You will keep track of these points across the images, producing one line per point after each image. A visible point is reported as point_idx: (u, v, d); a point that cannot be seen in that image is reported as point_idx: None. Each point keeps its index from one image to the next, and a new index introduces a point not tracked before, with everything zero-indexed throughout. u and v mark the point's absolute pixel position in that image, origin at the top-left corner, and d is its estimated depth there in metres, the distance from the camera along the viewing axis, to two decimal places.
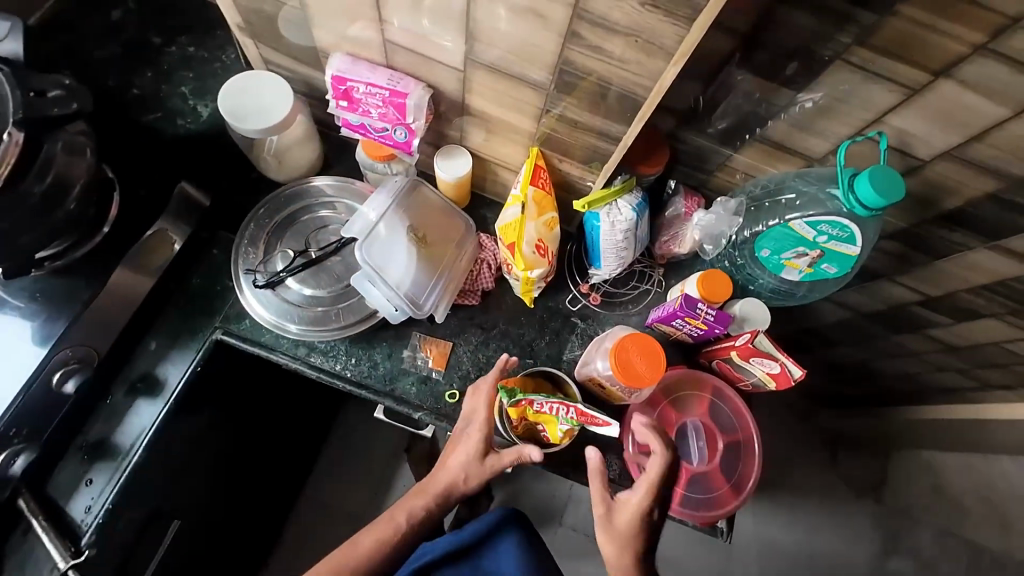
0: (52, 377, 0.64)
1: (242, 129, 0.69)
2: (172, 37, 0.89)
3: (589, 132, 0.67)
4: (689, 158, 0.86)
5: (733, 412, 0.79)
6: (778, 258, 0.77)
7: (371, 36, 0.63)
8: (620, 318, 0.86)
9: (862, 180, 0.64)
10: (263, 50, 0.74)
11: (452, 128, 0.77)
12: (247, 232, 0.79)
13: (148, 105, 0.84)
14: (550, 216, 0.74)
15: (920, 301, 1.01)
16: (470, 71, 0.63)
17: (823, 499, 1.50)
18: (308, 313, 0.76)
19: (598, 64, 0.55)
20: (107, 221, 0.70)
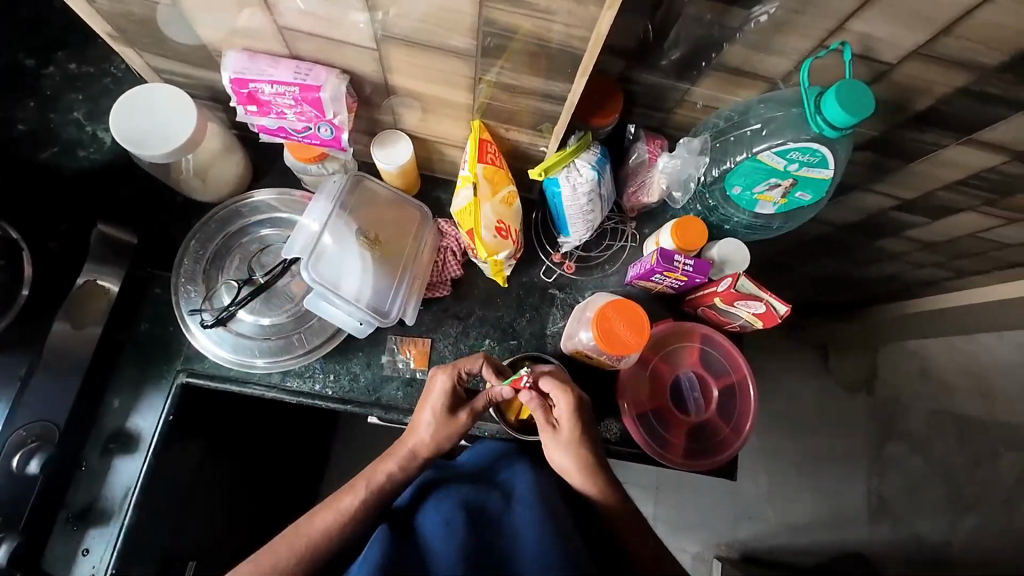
0: (11, 461, 0.61)
1: (145, 155, 0.62)
2: (47, 56, 0.77)
3: (531, 94, 0.60)
4: (645, 98, 0.80)
5: (724, 356, 0.78)
6: (751, 193, 0.73)
7: (263, 25, 0.55)
8: (598, 281, 0.83)
9: (828, 99, 0.59)
10: (148, 58, 0.65)
11: (382, 112, 0.69)
12: (184, 269, 0.72)
13: (39, 141, 0.74)
14: (505, 192, 0.68)
15: (897, 206, 0.98)
16: (385, 48, 0.56)
17: (822, 405, 1.55)
18: (272, 342, 0.72)
19: (526, 20, 0.49)
20: (24, 282, 0.63)
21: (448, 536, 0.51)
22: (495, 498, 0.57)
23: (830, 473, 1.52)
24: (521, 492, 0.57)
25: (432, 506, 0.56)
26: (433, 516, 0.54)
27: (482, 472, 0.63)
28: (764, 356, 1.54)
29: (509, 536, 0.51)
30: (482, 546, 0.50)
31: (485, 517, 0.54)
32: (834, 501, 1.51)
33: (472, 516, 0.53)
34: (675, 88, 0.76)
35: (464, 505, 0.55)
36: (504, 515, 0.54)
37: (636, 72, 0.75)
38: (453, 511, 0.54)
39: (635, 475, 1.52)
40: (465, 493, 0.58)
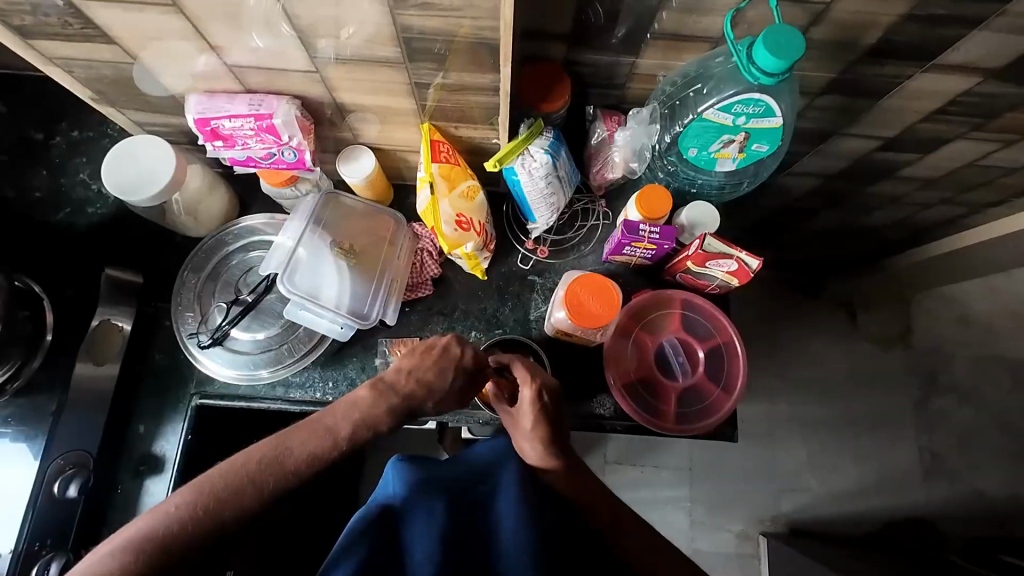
0: (53, 487, 0.68)
1: (136, 201, 0.69)
2: (54, 127, 0.86)
3: (469, 90, 0.64)
4: (595, 78, 0.81)
5: (708, 320, 0.78)
6: (708, 153, 0.74)
7: (216, 67, 0.60)
8: (575, 262, 0.85)
9: (758, 49, 0.60)
10: (129, 114, 0.72)
11: (342, 130, 0.73)
12: (184, 297, 0.79)
13: (53, 204, 0.83)
14: (463, 186, 0.71)
15: (880, 145, 0.93)
16: (325, 70, 0.60)
17: (850, 364, 1.49)
18: (271, 355, 0.77)
19: (441, 20, 0.52)
20: (47, 328, 0.72)
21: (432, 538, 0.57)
22: (478, 489, 0.63)
23: (870, 434, 1.46)
24: (503, 484, 0.62)
25: (416, 502, 0.60)
26: (419, 512, 0.59)
27: (467, 460, 0.66)
28: (782, 321, 1.50)
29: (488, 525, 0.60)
30: (463, 539, 0.59)
31: (469, 508, 0.61)
32: (878, 461, 1.45)
33: (457, 511, 0.60)
34: (621, 63, 0.77)
35: (447, 497, 0.61)
36: (485, 505, 0.61)
37: (580, 53, 0.76)
38: (439, 508, 0.60)
39: (663, 459, 1.46)
40: (451, 487, 0.62)
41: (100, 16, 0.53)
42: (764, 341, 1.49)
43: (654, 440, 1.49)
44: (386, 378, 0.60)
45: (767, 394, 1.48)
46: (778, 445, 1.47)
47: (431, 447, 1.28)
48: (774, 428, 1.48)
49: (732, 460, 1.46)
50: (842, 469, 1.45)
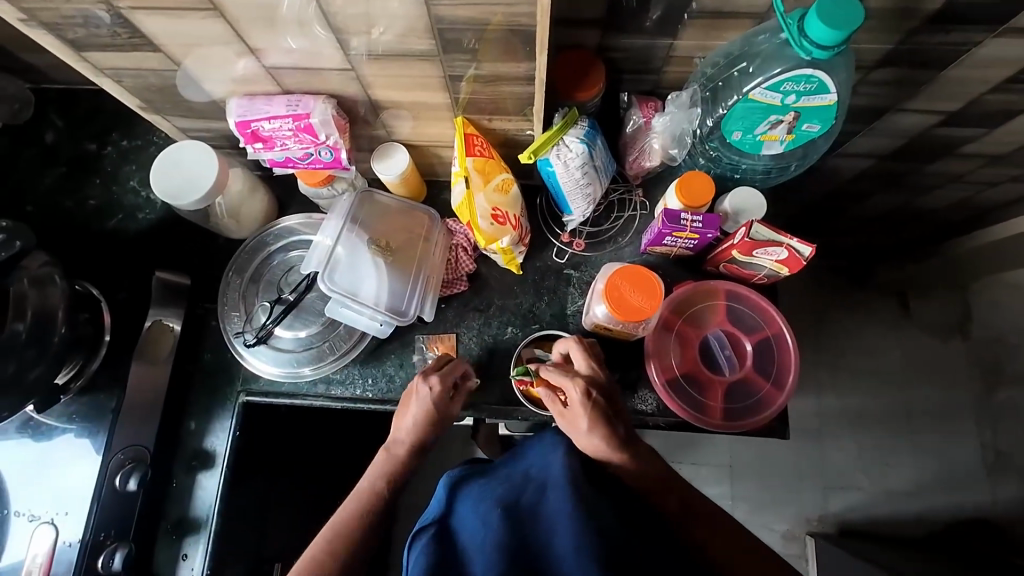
0: (114, 480, 0.70)
1: (182, 205, 0.71)
2: (105, 138, 0.90)
3: (504, 80, 0.62)
4: (629, 64, 0.79)
5: (755, 311, 0.75)
6: (753, 136, 0.71)
7: (255, 70, 0.61)
8: (612, 254, 0.83)
9: (811, 20, 0.56)
10: (174, 121, 0.74)
11: (376, 128, 0.74)
12: (229, 298, 0.81)
13: (107, 211, 0.87)
14: (498, 180, 0.70)
15: (942, 121, 0.87)
16: (360, 67, 0.60)
17: (905, 356, 1.40)
18: (311, 353, 0.78)
19: (475, 9, 0.51)
20: (106, 330, 0.75)
21: (487, 536, 0.52)
22: (529, 491, 0.58)
23: (929, 430, 1.37)
24: (554, 481, 0.57)
25: (470, 509, 0.58)
26: (472, 518, 0.56)
27: (519, 468, 0.64)
28: (828, 312, 1.42)
29: (542, 527, 0.52)
30: (518, 542, 0.51)
31: (521, 511, 0.55)
32: (938, 460, 1.36)
33: (508, 514, 0.55)
34: (658, 46, 0.74)
35: (501, 504, 0.56)
36: (537, 507, 0.55)
37: (614, 38, 0.74)
38: (490, 511, 0.56)
39: (702, 456, 1.41)
40: (500, 493, 0.59)
41: (147, 24, 0.55)
42: (809, 333, 1.42)
43: (694, 437, 1.44)
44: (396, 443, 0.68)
45: (814, 389, 1.42)
46: (826, 441, 1.40)
47: (467, 444, 1.29)
48: (822, 423, 1.41)
49: (777, 457, 1.41)
50: (897, 467, 1.37)
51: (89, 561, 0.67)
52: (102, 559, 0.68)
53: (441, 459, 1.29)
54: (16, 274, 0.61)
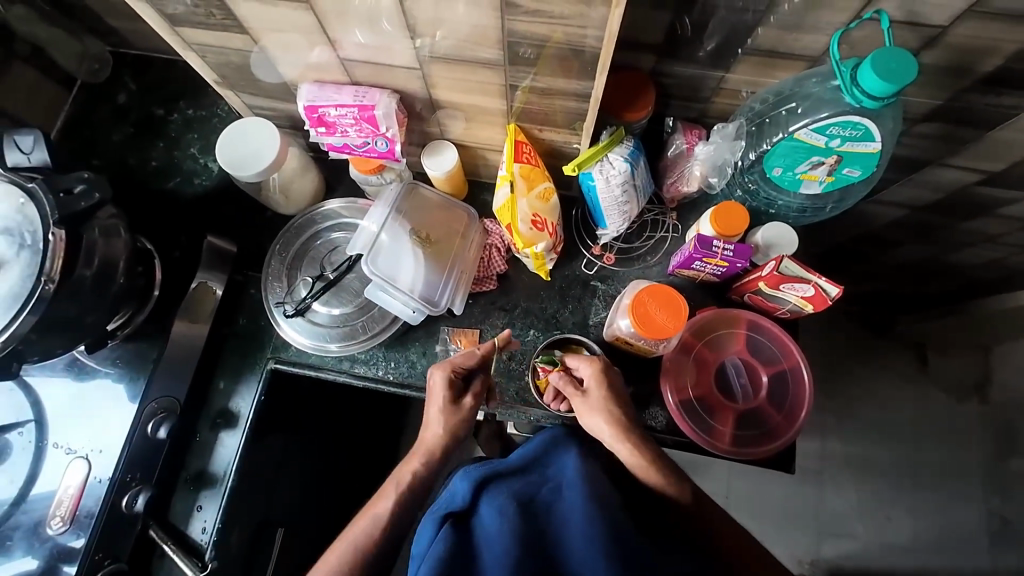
0: (147, 427, 0.75)
1: (242, 177, 0.75)
2: (173, 104, 0.96)
3: (561, 95, 0.65)
4: (680, 90, 0.81)
5: (774, 343, 0.76)
6: (793, 174, 0.72)
7: (330, 59, 0.66)
8: (640, 272, 0.85)
9: (865, 70, 0.58)
10: (244, 97, 0.79)
11: (430, 125, 0.77)
12: (271, 269, 0.85)
13: (166, 173, 0.92)
14: (542, 188, 0.73)
15: (982, 180, 0.87)
16: (428, 68, 0.64)
17: (917, 410, 1.39)
18: (341, 330, 0.82)
19: (545, 26, 0.54)
20: (155, 284, 0.79)
21: (504, 528, 0.57)
22: (545, 489, 0.62)
23: (934, 487, 1.36)
24: (569, 478, 0.62)
25: (488, 502, 0.61)
26: (489, 510, 0.60)
27: (535, 460, 0.67)
28: (842, 355, 1.42)
29: (557, 525, 0.57)
30: (533, 535, 0.56)
31: (537, 508, 0.59)
32: (940, 519, 1.34)
33: (523, 508, 0.59)
34: (710, 76, 0.77)
35: (517, 499, 0.60)
36: (553, 504, 0.60)
37: (668, 64, 0.77)
38: (507, 502, 0.60)
39: (700, 483, 1.41)
40: (516, 486, 0.63)
41: (241, 8, 0.59)
42: (822, 374, 1.42)
43: (694, 462, 1.44)
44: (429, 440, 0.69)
45: (821, 431, 1.41)
46: (828, 485, 1.39)
47: (468, 440, 1.31)
48: (825, 465, 1.40)
49: (775, 495, 1.40)
50: (895, 520, 1.36)
51: (115, 498, 0.72)
52: (126, 499, 0.72)
53: None
54: (90, 223, 0.65)
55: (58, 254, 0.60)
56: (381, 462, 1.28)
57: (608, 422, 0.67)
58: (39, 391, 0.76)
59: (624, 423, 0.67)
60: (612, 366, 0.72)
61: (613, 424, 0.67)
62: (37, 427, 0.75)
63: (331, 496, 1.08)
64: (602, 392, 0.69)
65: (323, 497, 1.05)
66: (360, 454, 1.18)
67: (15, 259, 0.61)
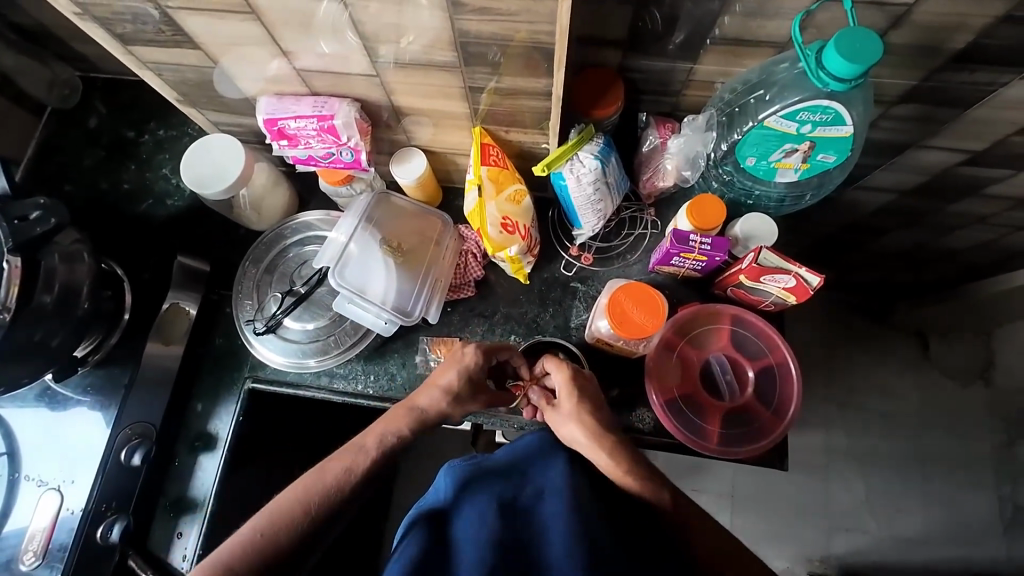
0: (120, 455, 0.73)
1: (208, 195, 0.74)
2: (144, 126, 0.95)
3: (524, 94, 0.64)
4: (650, 85, 0.80)
5: (760, 338, 0.74)
6: (767, 163, 0.71)
7: (287, 71, 0.65)
8: (620, 271, 0.83)
9: (828, 53, 0.57)
10: (209, 115, 0.78)
11: (397, 132, 0.76)
12: (244, 286, 0.84)
13: (138, 196, 0.91)
14: (511, 190, 0.72)
15: (966, 160, 0.85)
16: (385, 74, 0.63)
17: (920, 397, 1.36)
18: (317, 345, 0.80)
19: (496, 24, 0.53)
20: (126, 308, 0.76)
21: (483, 533, 0.53)
22: (526, 492, 0.58)
23: (942, 476, 1.33)
24: (552, 484, 0.58)
25: (467, 504, 0.57)
26: (468, 513, 0.56)
27: (520, 461, 0.62)
28: (840, 346, 1.39)
29: (539, 531, 0.53)
30: (512, 544, 0.52)
31: (517, 514, 0.55)
32: (951, 508, 1.31)
33: (505, 513, 0.55)
34: (679, 69, 0.75)
35: (499, 503, 0.56)
36: (534, 509, 0.56)
37: (635, 59, 0.75)
38: (486, 505, 0.56)
39: (703, 483, 1.38)
40: (500, 487, 0.59)
41: (189, 22, 0.58)
42: (820, 366, 1.39)
43: (695, 462, 1.41)
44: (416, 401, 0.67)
45: (823, 424, 1.38)
46: (833, 479, 1.36)
47: (462, 451, 1.29)
48: (829, 459, 1.37)
49: (780, 492, 1.37)
50: (905, 512, 1.33)
51: (89, 530, 0.70)
52: (101, 529, 0.71)
53: (437, 462, 1.29)
54: (49, 248, 0.64)
55: (12, 281, 0.58)
56: None
57: (582, 430, 0.63)
58: (10, 423, 0.75)
59: (602, 430, 0.63)
60: (587, 375, 0.69)
61: (589, 431, 0.63)
62: (10, 460, 0.73)
63: None
64: (567, 403, 0.66)
65: None
66: None
67: None
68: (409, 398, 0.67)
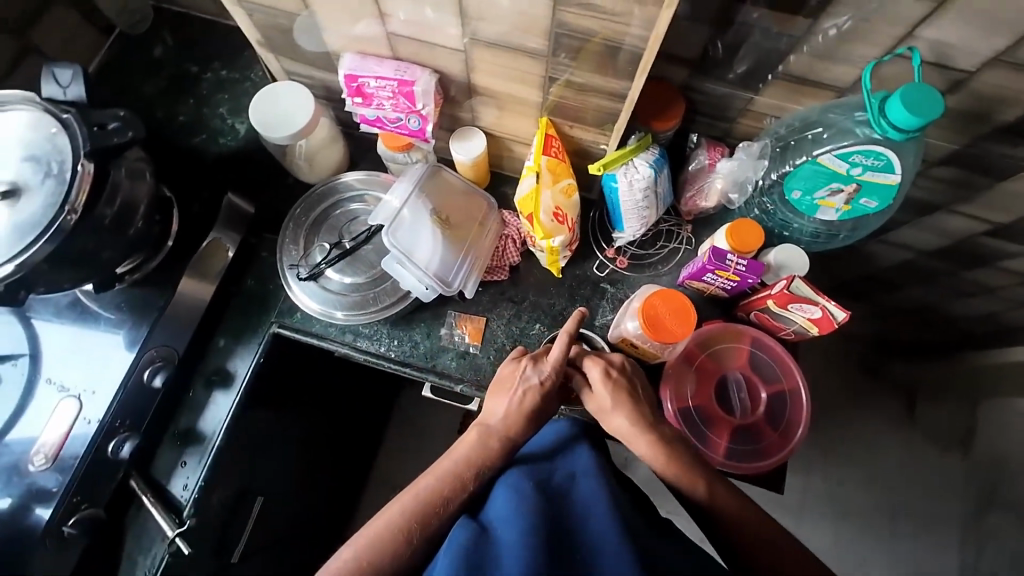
0: (143, 374, 0.73)
1: (272, 138, 0.76)
2: (207, 64, 0.97)
3: (597, 93, 0.67)
4: (708, 107, 0.83)
5: (776, 363, 0.77)
6: (812, 198, 0.74)
7: (376, 32, 0.67)
8: (650, 279, 0.86)
9: (893, 102, 0.61)
10: (284, 62, 0.80)
11: (463, 110, 0.78)
12: (287, 232, 0.85)
13: (193, 130, 0.92)
14: (566, 183, 0.75)
15: (989, 231, 0.88)
16: (471, 51, 0.66)
17: (900, 456, 1.40)
18: (350, 299, 0.82)
19: (592, 21, 0.56)
20: (171, 234, 0.78)
21: (523, 505, 0.56)
22: (558, 475, 0.62)
23: (910, 535, 1.36)
24: (582, 467, 0.63)
25: (502, 485, 0.60)
26: (504, 494, 0.58)
27: (547, 450, 0.66)
28: (832, 392, 1.43)
29: (577, 509, 0.57)
30: (554, 518, 0.55)
31: (553, 492, 0.59)
32: (913, 567, 1.34)
33: (540, 491, 0.58)
34: (740, 97, 0.79)
35: (535, 483, 0.59)
36: (569, 489, 0.60)
37: (700, 80, 0.79)
38: (522, 483, 0.59)
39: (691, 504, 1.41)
40: (531, 471, 0.62)
41: None
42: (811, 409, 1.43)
43: None
44: (489, 423, 0.67)
45: (803, 465, 1.42)
46: (806, 521, 1.39)
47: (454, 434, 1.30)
48: (805, 501, 1.40)
49: None
50: (869, 564, 1.36)
51: (102, 442, 0.70)
52: (113, 444, 0.71)
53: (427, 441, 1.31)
54: (118, 162, 0.65)
55: (83, 186, 0.60)
56: (363, 446, 1.27)
57: (629, 419, 0.65)
58: (39, 327, 0.75)
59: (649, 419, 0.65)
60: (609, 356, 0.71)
61: (634, 421, 0.65)
62: (31, 362, 0.73)
63: (313, 473, 1.07)
64: (610, 397, 0.67)
65: (303, 474, 1.03)
66: (346, 435, 1.17)
67: (39, 186, 0.61)
68: (480, 424, 0.68)
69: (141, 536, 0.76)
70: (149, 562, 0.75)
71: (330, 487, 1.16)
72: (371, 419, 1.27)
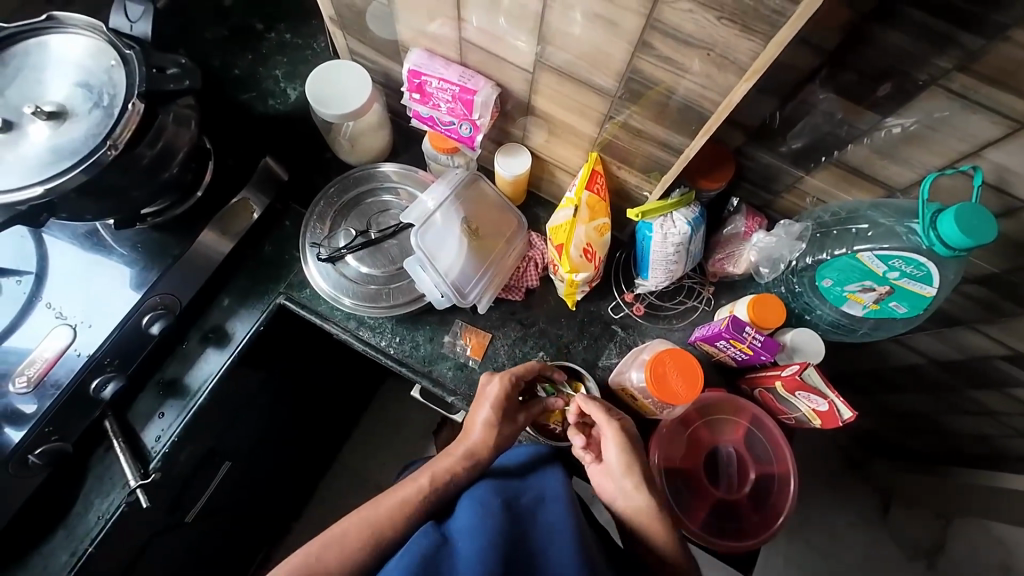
0: (142, 319, 0.72)
1: (323, 113, 0.76)
2: (273, 24, 0.97)
3: (652, 141, 0.66)
4: (756, 175, 0.83)
5: (770, 445, 0.76)
6: (841, 290, 0.73)
7: (448, 33, 0.67)
8: (662, 331, 0.85)
9: (947, 218, 0.60)
10: (351, 42, 0.80)
11: (515, 126, 0.78)
12: (317, 208, 0.85)
13: (245, 85, 0.92)
14: (602, 222, 0.74)
15: (1006, 356, 0.86)
16: (538, 73, 0.65)
17: (866, 555, 1.37)
18: (362, 289, 0.81)
19: (666, 74, 0.56)
20: (201, 185, 0.76)
21: (488, 519, 0.57)
22: (527, 495, 0.63)
23: None
24: (550, 493, 0.64)
25: (471, 498, 0.62)
26: (470, 507, 0.60)
27: (518, 468, 0.69)
28: (811, 476, 1.41)
29: (541, 532, 0.58)
30: (515, 534, 0.57)
31: (521, 513, 0.60)
32: None
33: (509, 511, 0.60)
34: (789, 173, 0.78)
35: (504, 503, 0.61)
36: (536, 512, 0.61)
37: (754, 148, 0.79)
38: (490, 499, 0.61)
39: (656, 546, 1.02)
40: (502, 489, 0.64)
41: None
42: None
43: None
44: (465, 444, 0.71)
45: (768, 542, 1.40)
46: None
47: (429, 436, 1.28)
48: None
49: None
50: None
51: (87, 377, 0.69)
52: (96, 382, 0.70)
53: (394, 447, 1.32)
54: (168, 106, 0.65)
55: (129, 125, 0.60)
56: (337, 428, 1.26)
57: (619, 449, 0.68)
58: (50, 248, 0.74)
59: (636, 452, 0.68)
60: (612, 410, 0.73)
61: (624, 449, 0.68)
62: (35, 281, 0.72)
63: (283, 448, 1.05)
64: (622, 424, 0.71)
65: (274, 445, 1.02)
66: (323, 414, 1.15)
67: (86, 114, 0.61)
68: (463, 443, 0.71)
69: (102, 476, 0.75)
70: (104, 508, 0.74)
71: (296, 463, 1.14)
72: (350, 403, 1.26)
